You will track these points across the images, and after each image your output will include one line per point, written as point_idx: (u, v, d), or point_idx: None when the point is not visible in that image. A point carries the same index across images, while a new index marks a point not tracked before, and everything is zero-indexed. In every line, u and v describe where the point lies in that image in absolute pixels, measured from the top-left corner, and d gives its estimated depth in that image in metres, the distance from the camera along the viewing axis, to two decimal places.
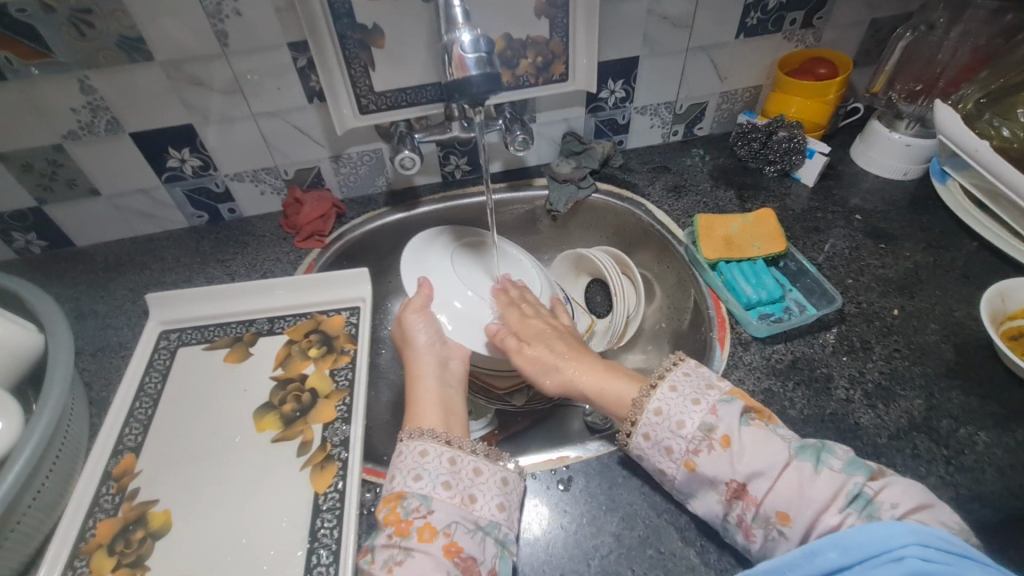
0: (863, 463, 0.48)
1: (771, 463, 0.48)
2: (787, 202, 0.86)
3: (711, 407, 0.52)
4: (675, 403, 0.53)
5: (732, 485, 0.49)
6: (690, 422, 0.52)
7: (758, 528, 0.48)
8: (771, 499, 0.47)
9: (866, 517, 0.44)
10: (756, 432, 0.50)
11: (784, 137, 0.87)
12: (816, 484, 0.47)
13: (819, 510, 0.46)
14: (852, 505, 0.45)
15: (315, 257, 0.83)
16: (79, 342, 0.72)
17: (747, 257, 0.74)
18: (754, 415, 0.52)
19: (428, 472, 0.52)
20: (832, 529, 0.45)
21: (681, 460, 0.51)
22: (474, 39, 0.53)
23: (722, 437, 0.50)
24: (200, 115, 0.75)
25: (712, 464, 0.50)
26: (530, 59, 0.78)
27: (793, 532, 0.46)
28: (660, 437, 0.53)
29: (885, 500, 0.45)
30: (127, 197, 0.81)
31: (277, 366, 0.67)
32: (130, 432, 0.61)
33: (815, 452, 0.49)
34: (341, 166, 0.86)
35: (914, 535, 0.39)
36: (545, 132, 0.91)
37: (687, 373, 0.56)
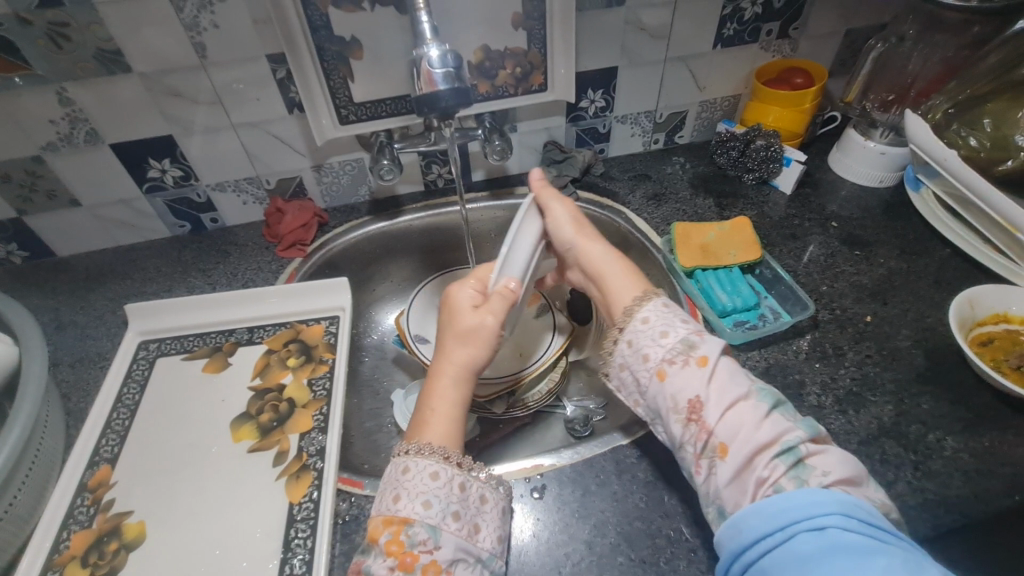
0: (816, 426, 0.48)
1: (729, 396, 0.49)
2: (765, 210, 0.87)
3: (699, 333, 0.53)
4: (668, 318, 0.56)
5: (691, 403, 0.50)
6: (673, 334, 0.54)
7: (704, 458, 0.48)
8: (720, 428, 0.48)
9: (792, 476, 0.45)
10: (732, 368, 0.51)
11: (762, 146, 0.88)
12: (760, 427, 0.47)
13: (755, 450, 0.46)
14: (780, 457, 0.46)
15: (296, 266, 0.83)
16: (58, 352, 0.72)
17: (723, 265, 0.74)
18: (734, 356, 0.53)
19: (439, 500, 0.49)
20: (761, 478, 0.46)
21: (655, 368, 0.53)
22: (442, 55, 0.49)
23: (702, 356, 0.51)
24: (180, 125, 0.75)
25: (684, 377, 0.51)
26: (508, 70, 0.79)
27: (726, 465, 0.47)
28: (642, 343, 0.55)
29: (816, 466, 0.46)
30: (107, 207, 0.81)
31: (256, 376, 0.67)
32: (106, 443, 0.61)
33: (774, 400, 0.49)
34: (323, 175, 0.86)
35: (835, 505, 0.42)
36: (526, 142, 0.92)
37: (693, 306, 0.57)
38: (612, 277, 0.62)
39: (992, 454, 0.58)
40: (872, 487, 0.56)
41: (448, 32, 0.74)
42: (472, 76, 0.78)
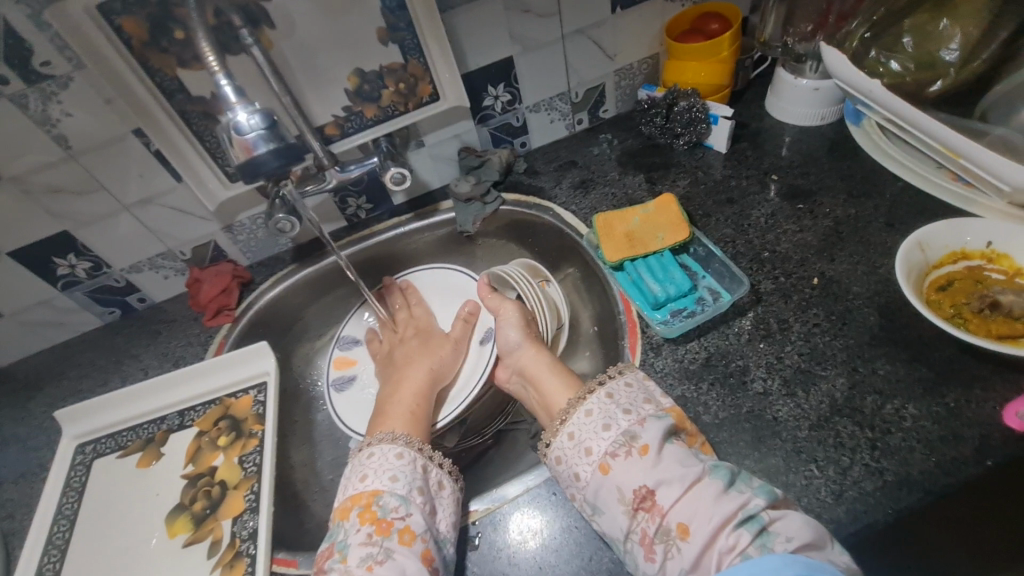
0: (773, 491, 0.47)
1: (682, 476, 0.48)
2: (699, 176, 0.81)
3: (640, 419, 0.53)
4: (609, 409, 0.55)
5: (640, 492, 0.49)
6: (615, 427, 0.53)
7: (659, 544, 0.47)
8: (675, 509, 0.47)
9: (758, 545, 0.43)
10: (678, 450, 0.50)
11: (684, 108, 0.81)
12: (719, 502, 0.46)
13: (717, 525, 0.45)
14: (744, 527, 0.44)
15: (225, 333, 0.82)
16: (4, 470, 0.72)
17: (651, 252, 0.69)
18: (682, 437, 0.53)
19: (404, 474, 0.55)
20: (726, 548, 0.44)
21: (598, 461, 0.52)
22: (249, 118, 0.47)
23: (643, 445, 0.51)
24: (71, 219, 0.73)
25: (626, 468, 0.50)
26: (391, 88, 0.74)
27: (689, 547, 0.45)
28: (583, 437, 0.54)
29: (779, 532, 0.44)
30: (30, 312, 0.80)
31: (188, 463, 0.66)
32: (49, 560, 0.61)
33: (729, 475, 0.48)
34: (236, 235, 0.83)
35: (800, 564, 0.40)
36: (438, 153, 0.86)
37: (629, 384, 0.57)
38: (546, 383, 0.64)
39: (957, 415, 0.52)
40: (827, 477, 0.51)
41: (314, 64, 0.69)
42: (354, 104, 0.74)
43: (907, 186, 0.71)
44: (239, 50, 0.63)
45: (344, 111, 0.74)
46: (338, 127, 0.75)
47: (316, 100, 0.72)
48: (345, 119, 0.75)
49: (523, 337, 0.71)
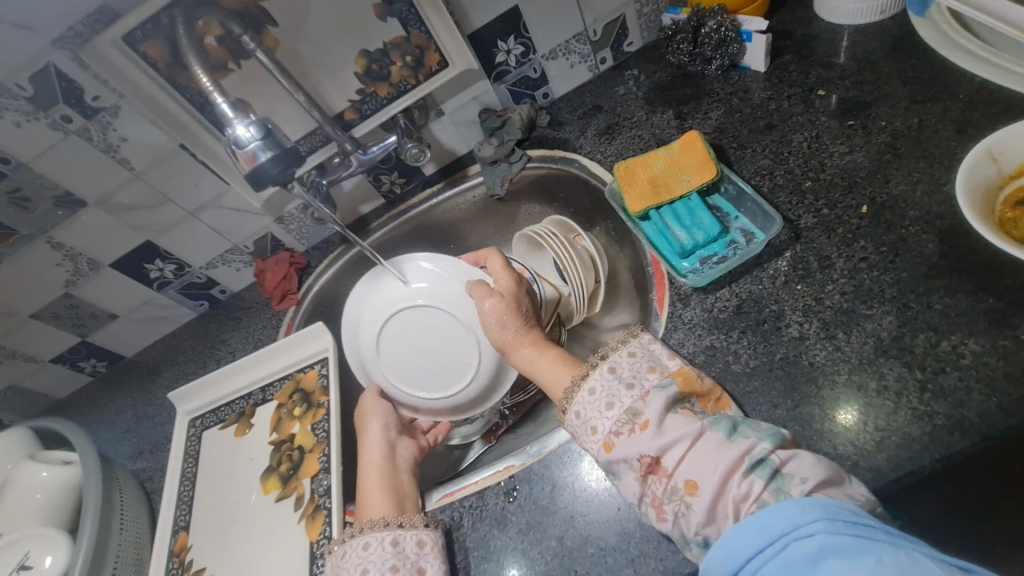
0: (780, 433, 0.46)
1: (685, 437, 0.47)
2: (734, 103, 0.74)
3: (643, 393, 0.51)
4: (612, 385, 0.53)
5: (646, 461, 0.48)
6: (619, 405, 0.52)
7: (670, 504, 0.46)
8: (680, 470, 0.46)
9: (773, 490, 0.42)
10: (681, 419, 0.49)
11: (712, 27, 0.74)
12: (721, 453, 0.45)
13: (724, 475, 0.44)
14: (756, 473, 0.43)
15: (292, 314, 0.91)
16: (142, 442, 0.88)
17: (678, 196, 0.66)
18: (693, 399, 0.52)
19: (376, 564, 0.54)
20: (739, 498, 0.43)
21: (603, 440, 0.51)
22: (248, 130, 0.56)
23: (645, 421, 0.49)
24: (149, 230, 0.83)
25: (631, 444, 0.49)
26: (399, 63, 0.75)
27: (699, 500, 0.44)
28: (589, 415, 0.53)
29: (794, 474, 0.43)
30: (139, 311, 0.93)
31: (273, 431, 0.77)
32: (180, 513, 0.74)
33: (732, 425, 0.47)
34: (288, 224, 0.90)
35: (818, 511, 0.38)
36: (459, 119, 0.85)
37: (633, 353, 0.55)
38: (543, 372, 0.64)
39: None
40: (868, 424, 0.48)
41: (321, 53, 0.71)
42: (366, 85, 0.75)
43: (985, 82, 0.61)
44: (248, 54, 0.67)
45: (358, 94, 0.76)
46: (356, 110, 0.77)
47: (330, 88, 0.74)
48: (361, 102, 0.77)
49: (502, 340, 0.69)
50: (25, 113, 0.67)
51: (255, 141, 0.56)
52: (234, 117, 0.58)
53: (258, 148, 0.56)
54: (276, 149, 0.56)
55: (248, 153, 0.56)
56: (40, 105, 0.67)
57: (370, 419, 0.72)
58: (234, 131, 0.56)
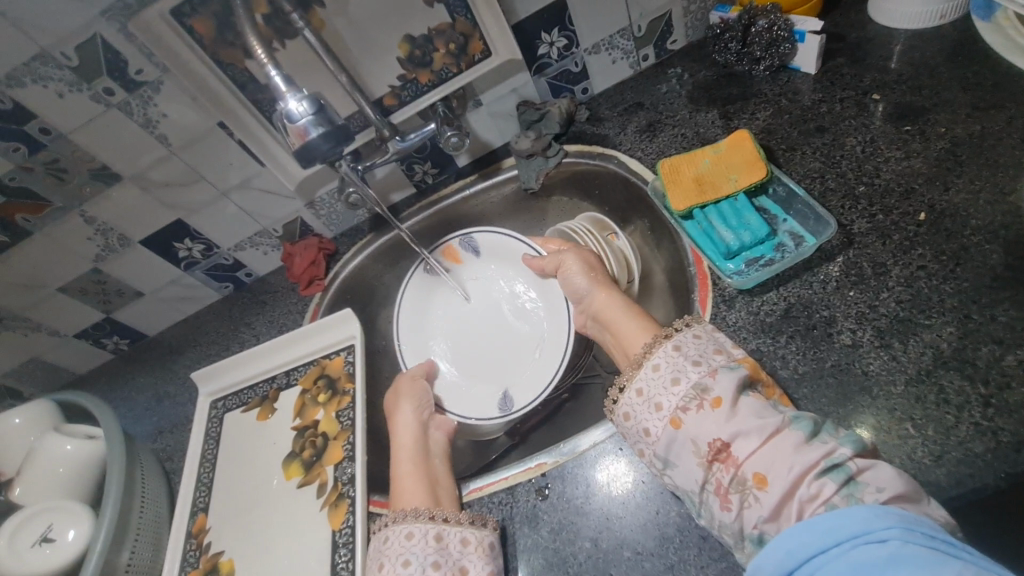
0: (861, 441, 0.44)
1: (761, 428, 0.45)
2: (783, 104, 0.72)
3: (711, 370, 0.50)
4: (677, 362, 0.52)
5: (715, 445, 0.46)
6: (685, 380, 0.50)
7: (734, 493, 0.44)
8: (751, 460, 0.44)
9: (844, 495, 0.41)
10: (754, 403, 0.47)
11: (763, 27, 0.72)
12: (800, 452, 0.43)
13: (796, 476, 0.42)
14: (828, 477, 0.42)
15: (318, 301, 0.90)
16: (163, 421, 0.87)
17: (724, 196, 0.64)
18: (758, 389, 0.50)
19: (417, 555, 0.51)
20: (807, 497, 0.41)
21: (668, 416, 0.49)
22: (300, 105, 0.56)
23: (716, 398, 0.48)
24: (181, 208, 0.82)
25: (700, 422, 0.48)
26: (442, 50, 0.74)
27: (767, 496, 0.42)
28: (653, 393, 0.51)
29: (869, 483, 0.41)
30: (165, 290, 0.93)
31: (296, 416, 0.76)
32: (200, 495, 0.73)
33: (812, 426, 0.45)
34: (319, 209, 0.90)
35: (894, 518, 0.37)
36: (497, 110, 0.84)
37: (697, 335, 0.53)
38: (623, 325, 0.63)
39: None
40: (926, 437, 0.46)
41: (366, 36, 0.70)
42: (408, 71, 0.75)
43: None
44: (295, 34, 0.66)
45: (399, 80, 0.75)
46: (396, 96, 0.77)
47: (372, 72, 0.73)
48: (401, 88, 0.76)
49: (590, 283, 0.70)
50: (69, 83, 0.67)
51: (308, 117, 0.56)
52: (287, 90, 0.58)
53: (308, 124, 0.56)
54: (329, 127, 0.57)
55: (298, 127, 0.56)
56: (84, 76, 0.66)
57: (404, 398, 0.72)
58: (287, 105, 0.57)
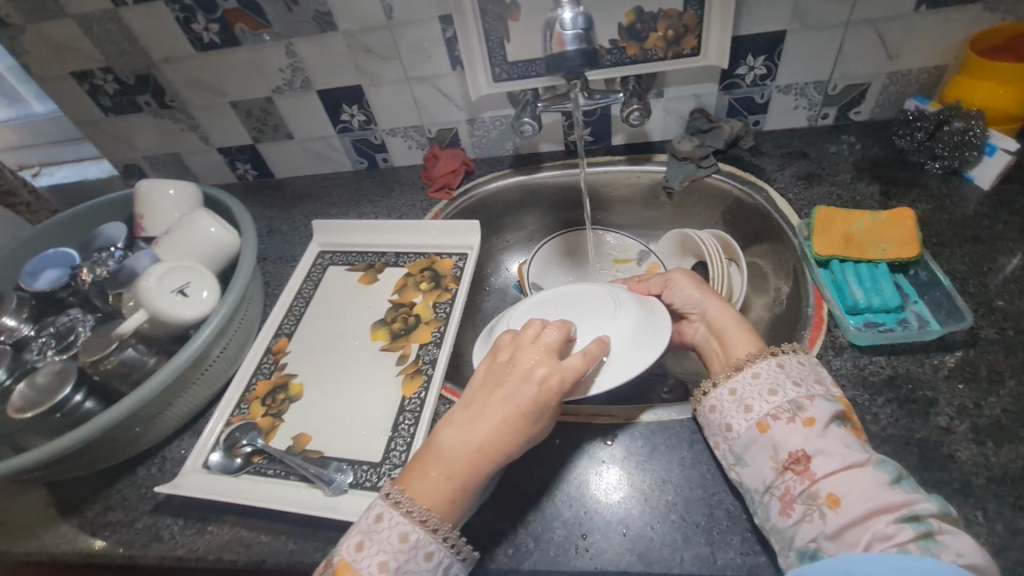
0: (946, 507, 0.46)
1: (848, 459, 0.48)
2: (946, 204, 0.75)
3: (810, 394, 0.53)
4: (778, 376, 0.55)
5: (797, 456, 0.50)
6: (783, 393, 0.54)
7: (800, 505, 0.48)
8: (829, 480, 0.48)
9: (919, 545, 0.43)
10: (846, 434, 0.51)
11: (957, 129, 0.74)
12: (883, 490, 0.46)
13: (875, 509, 0.45)
14: (905, 521, 0.44)
15: (442, 207, 0.95)
16: (268, 250, 0.95)
17: (867, 258, 0.68)
18: (848, 425, 0.52)
19: None
20: (879, 533, 0.44)
21: (757, 420, 0.53)
22: (574, 17, 0.62)
23: (811, 417, 0.51)
24: (368, 77, 0.89)
25: (787, 433, 0.51)
26: (660, 33, 0.78)
27: (836, 516, 0.46)
28: (746, 395, 0.55)
29: (947, 543, 0.43)
30: (312, 142, 1.00)
31: (395, 292, 0.82)
32: (288, 321, 0.80)
33: (897, 473, 0.48)
34: (475, 128, 0.95)
35: None
36: (673, 108, 0.89)
37: (802, 363, 0.57)
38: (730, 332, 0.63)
39: None
40: (992, 529, 0.49)
41: None
42: (622, 39, 0.79)
43: None
44: None
45: (610, 43, 0.80)
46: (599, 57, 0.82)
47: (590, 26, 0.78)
48: (608, 51, 0.81)
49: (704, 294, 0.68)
50: None
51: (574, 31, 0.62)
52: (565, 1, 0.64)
53: (570, 38, 0.62)
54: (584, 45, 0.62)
55: (563, 36, 0.62)
56: None
57: (538, 387, 0.55)
58: (563, 13, 0.62)
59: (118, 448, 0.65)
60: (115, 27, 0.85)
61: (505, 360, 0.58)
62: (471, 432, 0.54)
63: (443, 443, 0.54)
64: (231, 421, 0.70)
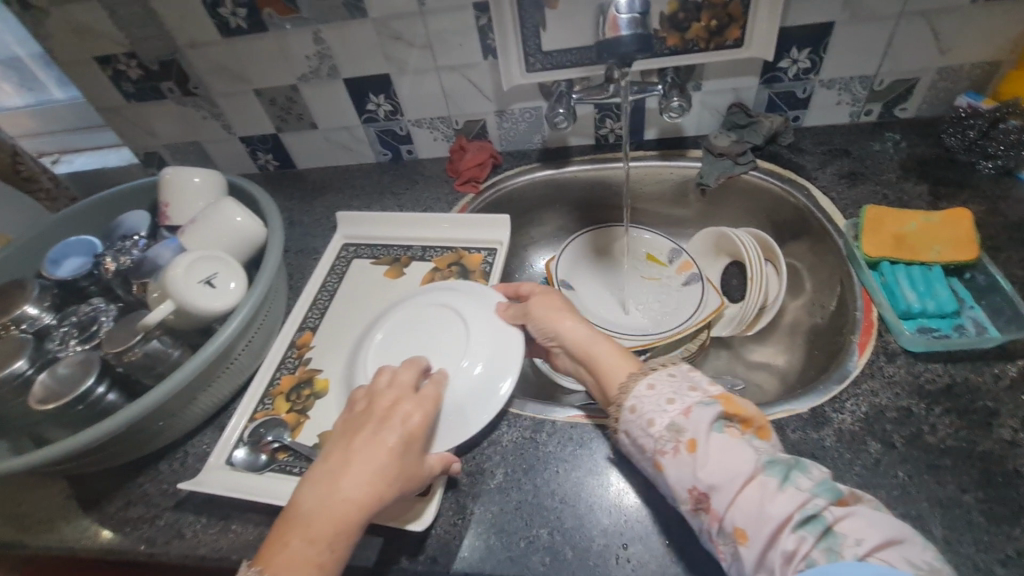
0: (835, 487, 0.42)
1: (733, 475, 0.44)
2: (1000, 206, 0.71)
3: (685, 408, 0.49)
4: (649, 402, 0.51)
5: (695, 493, 0.45)
6: (659, 420, 0.49)
7: (723, 545, 0.43)
8: (730, 512, 0.43)
9: (824, 549, 0.39)
10: (725, 439, 0.46)
11: (1014, 128, 0.72)
12: (775, 500, 0.41)
13: (773, 525, 0.41)
14: (806, 527, 0.40)
15: (468, 201, 0.93)
16: (290, 241, 0.93)
17: (920, 261, 0.66)
18: (734, 423, 0.48)
19: None
20: (785, 554, 0.40)
21: (652, 460, 0.49)
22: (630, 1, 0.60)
23: (690, 440, 0.47)
24: (397, 66, 0.87)
25: (676, 467, 0.47)
26: (702, 23, 0.76)
27: (748, 550, 0.41)
28: (634, 434, 0.51)
29: (847, 534, 0.39)
30: (336, 132, 0.98)
31: (422, 287, 0.79)
32: (312, 315, 0.78)
33: (784, 469, 0.43)
34: (504, 120, 0.93)
35: None
36: (710, 102, 0.86)
37: (672, 374, 0.53)
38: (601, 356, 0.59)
39: None
40: None
41: None
42: (662, 28, 0.77)
43: None
44: None
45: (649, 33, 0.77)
46: None
47: None
48: None
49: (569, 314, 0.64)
50: None
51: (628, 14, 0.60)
52: None
53: (624, 22, 0.60)
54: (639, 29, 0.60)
55: (618, 20, 0.61)
56: None
57: (402, 423, 0.52)
58: None
59: (139, 443, 0.63)
60: (140, 11, 0.83)
61: (360, 409, 0.55)
62: (332, 491, 0.48)
63: (303, 513, 0.47)
64: (255, 417, 0.68)
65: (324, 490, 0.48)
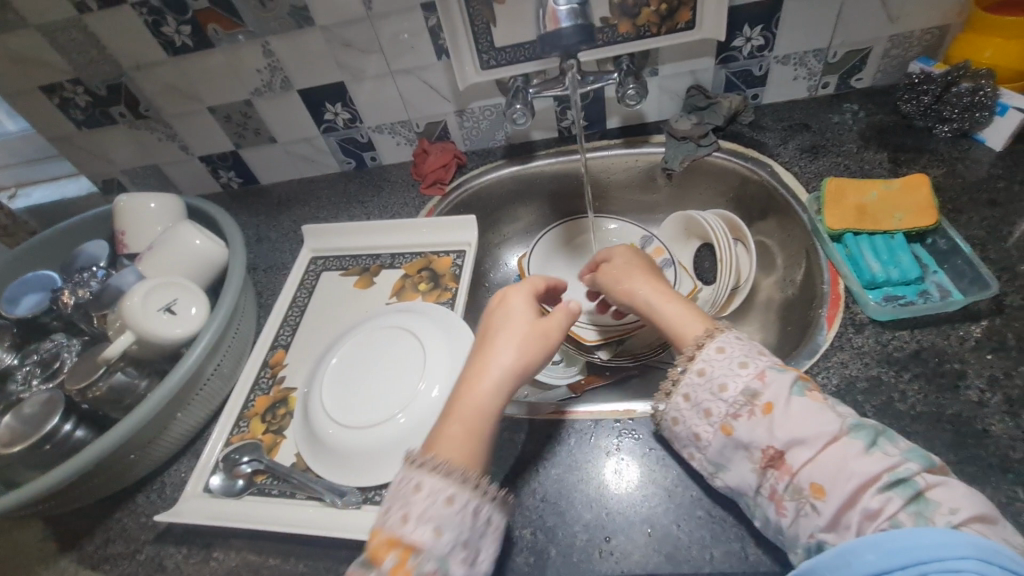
0: (928, 457, 0.44)
1: (817, 434, 0.45)
2: (958, 169, 0.72)
3: (760, 373, 0.50)
4: (718, 366, 0.52)
5: (771, 452, 0.47)
6: (733, 385, 0.50)
7: (789, 501, 0.45)
8: (807, 471, 0.44)
9: (912, 512, 0.41)
10: (809, 404, 0.47)
11: (965, 90, 0.72)
12: (862, 460, 0.43)
13: (859, 485, 0.42)
14: (894, 489, 0.42)
15: (435, 204, 0.92)
16: (258, 259, 0.91)
17: (882, 230, 0.66)
18: (812, 386, 0.49)
19: None
20: (869, 512, 0.42)
21: (719, 423, 0.50)
22: None
23: (766, 403, 0.48)
24: (351, 73, 0.85)
25: (751, 429, 0.48)
26: (652, 8, 0.75)
27: (825, 505, 0.43)
28: (699, 399, 0.52)
29: (940, 501, 0.41)
30: (296, 145, 0.97)
31: (393, 295, 0.79)
32: (283, 332, 0.77)
33: (872, 435, 0.45)
34: (464, 120, 0.92)
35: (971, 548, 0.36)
36: (668, 86, 0.86)
37: (722, 349, 0.53)
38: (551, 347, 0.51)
39: None
40: None
41: None
42: (613, 16, 0.76)
43: None
44: None
45: (600, 22, 0.77)
46: None
47: None
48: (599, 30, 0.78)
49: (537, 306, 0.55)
50: None
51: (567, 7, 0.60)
52: None
53: (564, 15, 0.60)
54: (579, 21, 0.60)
55: (557, 13, 0.60)
56: None
57: (518, 326, 0.53)
58: None
59: (112, 479, 0.62)
60: (81, 36, 0.81)
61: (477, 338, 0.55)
62: (460, 394, 0.49)
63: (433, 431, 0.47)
64: (230, 441, 0.67)
65: (457, 399, 0.49)
